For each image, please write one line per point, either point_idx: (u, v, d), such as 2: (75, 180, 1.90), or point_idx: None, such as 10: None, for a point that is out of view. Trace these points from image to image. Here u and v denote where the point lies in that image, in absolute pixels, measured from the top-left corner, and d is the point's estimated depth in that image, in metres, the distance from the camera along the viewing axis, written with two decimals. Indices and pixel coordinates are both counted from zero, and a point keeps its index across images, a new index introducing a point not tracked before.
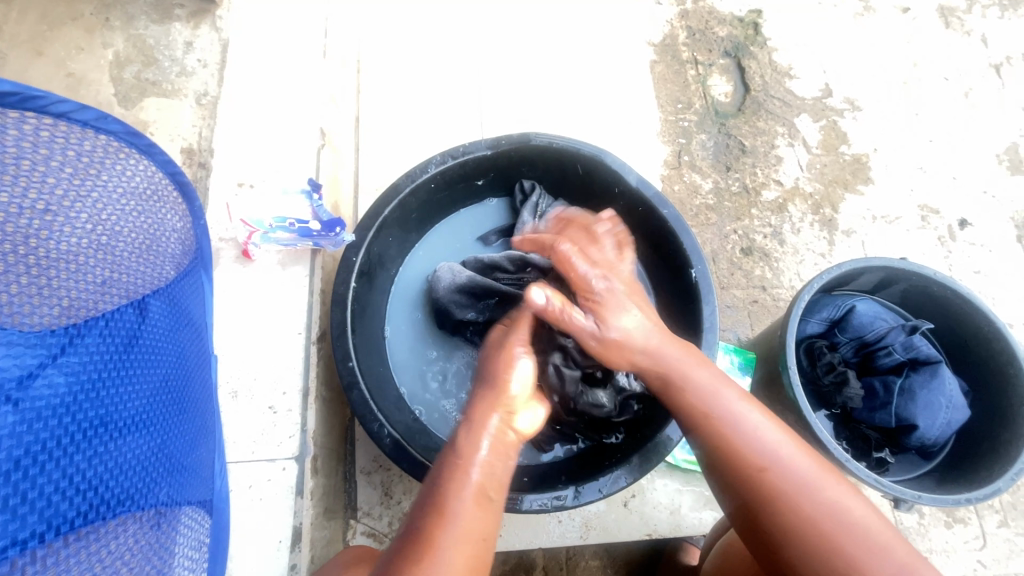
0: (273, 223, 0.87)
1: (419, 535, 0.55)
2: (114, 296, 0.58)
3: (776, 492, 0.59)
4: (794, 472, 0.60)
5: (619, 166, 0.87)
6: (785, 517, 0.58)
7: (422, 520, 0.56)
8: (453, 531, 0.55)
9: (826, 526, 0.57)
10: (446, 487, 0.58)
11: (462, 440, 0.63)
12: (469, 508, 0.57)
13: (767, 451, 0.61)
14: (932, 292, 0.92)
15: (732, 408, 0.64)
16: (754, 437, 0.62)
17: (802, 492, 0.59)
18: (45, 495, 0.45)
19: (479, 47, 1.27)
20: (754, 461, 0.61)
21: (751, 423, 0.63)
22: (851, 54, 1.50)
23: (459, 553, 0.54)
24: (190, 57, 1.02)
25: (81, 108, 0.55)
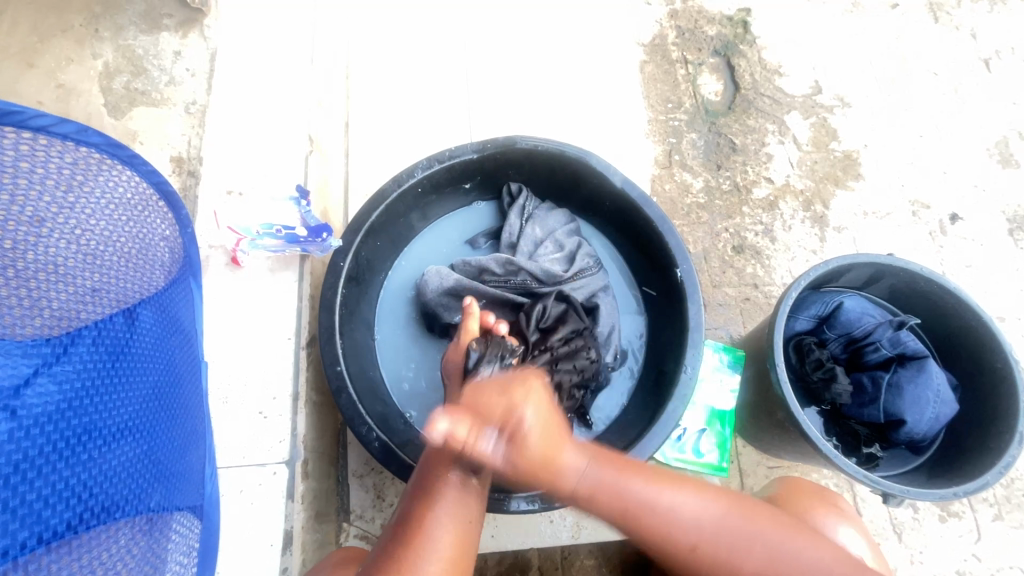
0: (260, 230, 0.88)
1: (410, 517, 0.65)
2: (103, 304, 0.59)
3: (718, 565, 0.64)
4: (722, 543, 0.64)
5: (604, 167, 0.88)
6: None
7: (411, 503, 0.67)
8: (435, 514, 0.65)
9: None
10: (431, 478, 0.68)
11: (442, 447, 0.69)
12: (450, 497, 0.66)
13: (691, 522, 0.65)
14: (919, 287, 0.93)
15: (666, 497, 0.66)
16: (673, 513, 0.65)
17: (742, 565, 0.63)
18: (28, 503, 0.46)
19: (468, 51, 1.28)
20: (684, 542, 0.64)
21: (668, 502, 0.65)
22: (840, 51, 1.51)
23: (443, 531, 0.64)
24: (178, 66, 1.03)
25: (60, 121, 0.55)
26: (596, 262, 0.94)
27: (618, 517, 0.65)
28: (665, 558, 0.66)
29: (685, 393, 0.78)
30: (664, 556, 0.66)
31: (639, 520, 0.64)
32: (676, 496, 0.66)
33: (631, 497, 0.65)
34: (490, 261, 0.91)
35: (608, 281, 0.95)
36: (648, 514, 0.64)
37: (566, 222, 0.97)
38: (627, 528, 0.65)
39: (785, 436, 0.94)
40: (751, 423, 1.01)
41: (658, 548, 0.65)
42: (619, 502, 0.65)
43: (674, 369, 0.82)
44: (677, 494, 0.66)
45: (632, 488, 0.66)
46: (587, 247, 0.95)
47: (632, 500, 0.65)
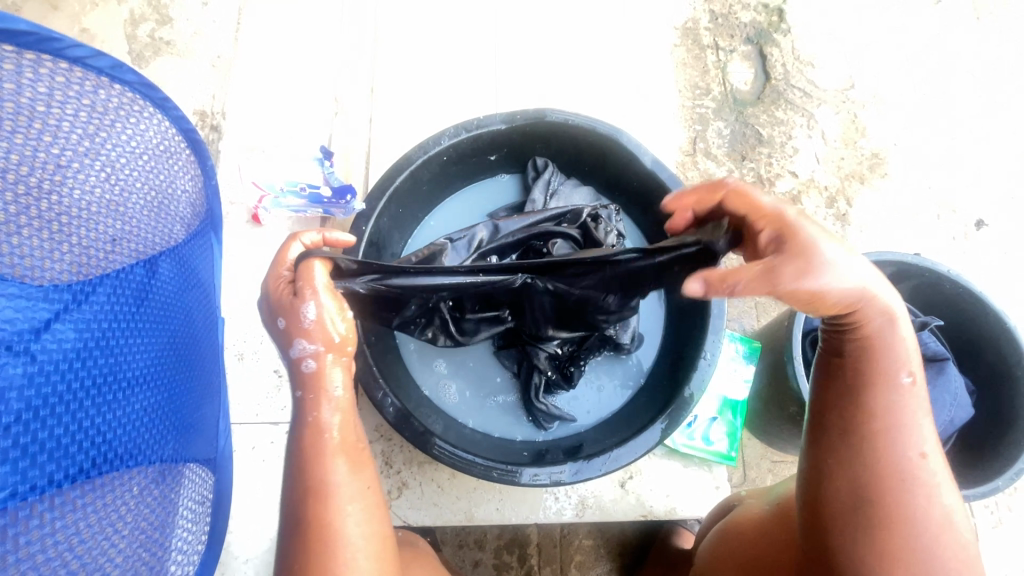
0: (283, 187, 0.87)
1: (308, 532, 0.55)
2: (126, 253, 0.57)
3: (886, 485, 0.59)
4: (906, 460, 0.60)
5: (634, 146, 0.86)
6: (874, 493, 0.60)
7: (304, 506, 0.56)
8: (331, 507, 0.56)
9: (911, 537, 0.58)
10: (310, 452, 0.58)
11: (316, 415, 0.60)
12: (346, 474, 0.58)
13: (908, 426, 0.60)
14: (943, 288, 0.91)
15: (895, 402, 0.60)
16: (906, 408, 0.60)
17: (922, 502, 0.59)
18: (40, 446, 0.44)
19: (497, 21, 1.25)
20: (895, 459, 0.60)
21: (912, 419, 0.60)
22: (876, 46, 1.47)
23: (354, 520, 0.57)
24: (204, 17, 1.01)
25: (98, 54, 0.55)
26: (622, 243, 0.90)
27: (869, 371, 0.61)
28: (868, 424, 0.61)
29: (701, 378, 0.80)
30: (868, 427, 0.61)
31: (881, 373, 0.61)
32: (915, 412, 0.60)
33: (897, 346, 0.61)
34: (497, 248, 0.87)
35: None
36: (895, 386, 0.60)
37: (591, 200, 0.95)
38: (857, 373, 0.62)
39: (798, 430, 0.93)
40: (762, 415, 1.00)
41: (890, 412, 0.60)
42: (868, 321, 0.61)
43: (691, 353, 0.82)
44: (908, 399, 0.61)
45: (889, 381, 0.61)
46: (606, 222, 0.88)
47: (885, 339, 0.61)
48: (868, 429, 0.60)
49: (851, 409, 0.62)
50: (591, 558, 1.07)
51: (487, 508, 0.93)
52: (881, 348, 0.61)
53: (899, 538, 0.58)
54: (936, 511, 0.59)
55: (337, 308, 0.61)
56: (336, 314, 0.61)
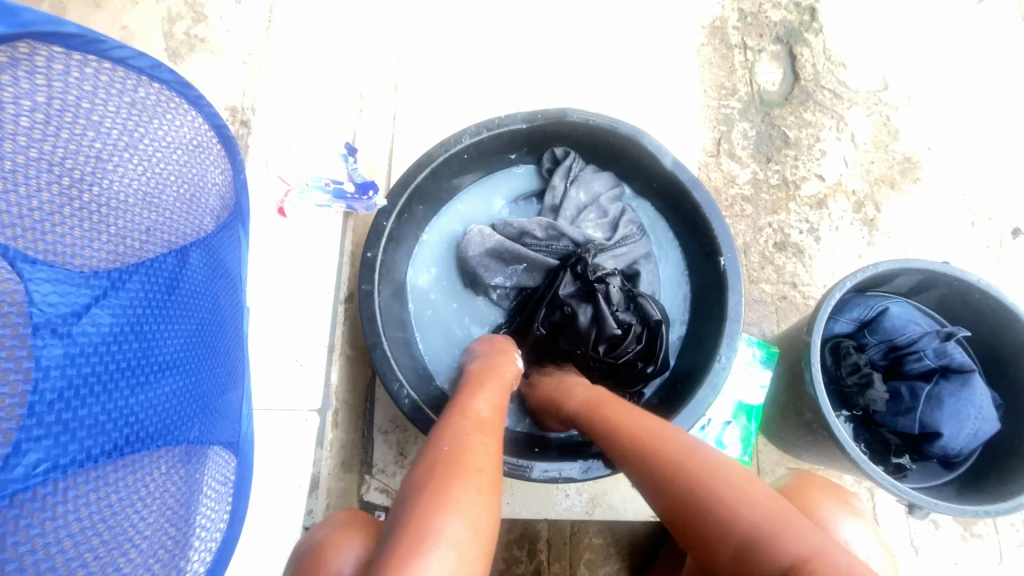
0: (309, 182, 0.90)
1: (432, 490, 0.53)
2: (158, 242, 0.60)
3: (675, 464, 0.60)
4: (665, 440, 0.64)
5: (655, 147, 0.86)
6: (654, 479, 0.61)
7: (437, 473, 0.55)
8: (471, 480, 0.54)
9: (694, 499, 0.57)
10: (456, 439, 0.61)
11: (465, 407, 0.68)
12: (483, 464, 0.57)
13: (634, 422, 0.68)
14: (972, 299, 0.89)
15: (639, 410, 0.70)
16: (622, 416, 0.70)
17: (675, 457, 0.61)
18: (79, 423, 0.46)
19: (523, 21, 1.26)
20: (645, 451, 0.64)
21: (638, 420, 0.68)
22: (913, 47, 1.42)
23: (478, 505, 0.52)
24: (238, 15, 1.03)
25: (138, 54, 0.58)
26: (638, 230, 0.94)
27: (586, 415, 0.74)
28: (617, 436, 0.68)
29: (716, 381, 0.78)
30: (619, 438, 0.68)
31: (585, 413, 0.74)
32: (641, 415, 0.70)
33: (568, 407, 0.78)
34: (533, 256, 0.90)
35: (651, 249, 0.95)
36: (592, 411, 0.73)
37: (611, 185, 0.96)
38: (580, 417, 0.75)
39: (813, 438, 0.92)
40: (778, 419, 0.99)
41: (611, 429, 0.70)
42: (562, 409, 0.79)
43: (707, 358, 0.81)
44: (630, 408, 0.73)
45: (622, 409, 0.72)
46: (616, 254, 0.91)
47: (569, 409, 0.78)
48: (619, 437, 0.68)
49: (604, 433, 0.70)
50: (601, 557, 1.08)
51: (497, 501, 0.94)
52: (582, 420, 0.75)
53: (691, 499, 0.57)
54: (717, 468, 0.59)
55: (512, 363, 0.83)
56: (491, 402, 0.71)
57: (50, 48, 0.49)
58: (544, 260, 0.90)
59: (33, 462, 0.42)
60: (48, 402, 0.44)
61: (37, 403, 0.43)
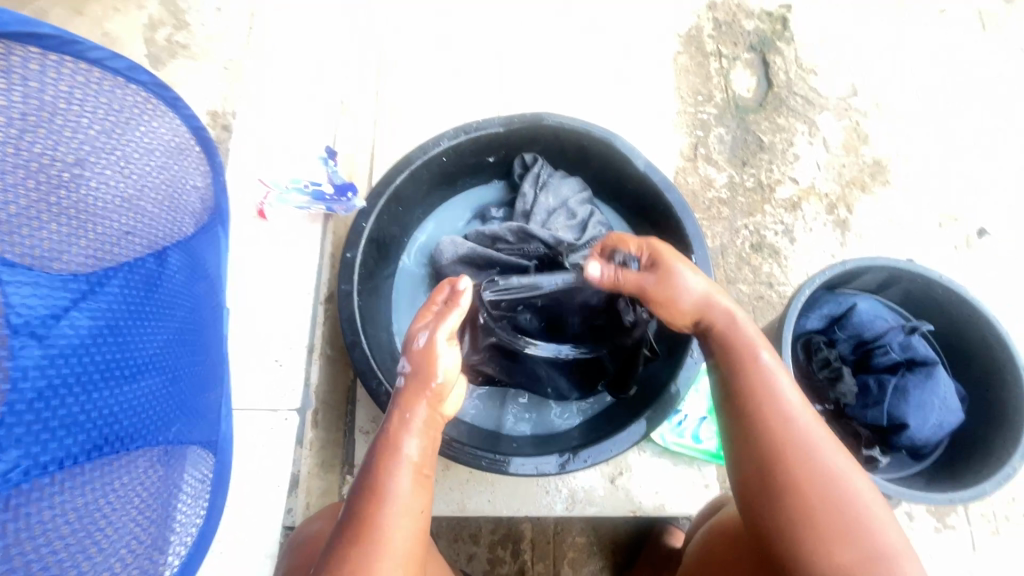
0: (288, 185, 0.91)
1: (362, 522, 0.57)
2: (138, 244, 0.61)
3: (802, 457, 0.60)
4: (809, 433, 0.62)
5: (628, 150, 0.89)
6: (795, 478, 0.60)
7: (360, 503, 0.58)
8: (389, 511, 0.58)
9: (825, 512, 0.58)
10: (380, 465, 0.61)
11: (390, 421, 0.64)
12: (406, 488, 0.60)
13: (784, 399, 0.64)
14: (934, 294, 0.92)
15: (791, 374, 0.67)
16: (773, 382, 0.65)
17: (820, 465, 0.60)
18: (61, 424, 0.47)
19: (503, 29, 1.29)
20: (790, 433, 0.62)
21: (784, 389, 0.65)
22: (880, 55, 1.48)
23: (401, 533, 0.57)
24: (219, 22, 1.05)
25: (115, 56, 0.58)
26: (607, 231, 0.96)
27: (731, 350, 0.69)
28: (761, 397, 0.65)
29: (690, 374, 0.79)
30: (766, 400, 0.64)
31: (737, 351, 0.69)
32: (787, 383, 0.66)
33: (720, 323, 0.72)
34: (504, 258, 0.90)
35: None
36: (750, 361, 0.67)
37: (578, 190, 0.98)
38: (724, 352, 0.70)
39: None
40: None
41: (752, 385, 0.65)
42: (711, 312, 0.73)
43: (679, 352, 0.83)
44: (783, 365, 0.68)
45: (765, 368, 0.67)
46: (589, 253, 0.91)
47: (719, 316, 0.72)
48: (764, 411, 0.64)
49: (739, 386, 0.67)
50: (584, 555, 1.09)
51: (478, 499, 0.95)
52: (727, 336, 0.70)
53: (825, 510, 0.58)
54: (850, 484, 0.60)
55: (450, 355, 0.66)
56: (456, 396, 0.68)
57: (26, 47, 0.50)
58: (516, 260, 0.90)
59: (11, 463, 0.43)
60: (25, 404, 0.44)
61: (15, 405, 0.43)
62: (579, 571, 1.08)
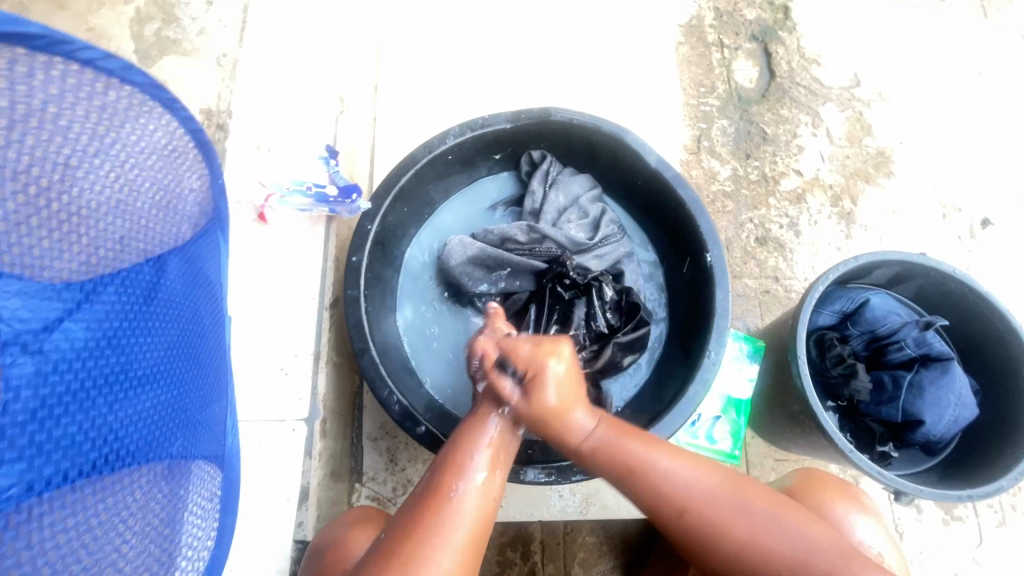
0: (290, 186, 0.88)
1: (439, 490, 0.63)
2: (133, 250, 0.57)
3: (716, 531, 0.65)
4: (711, 509, 0.66)
5: (639, 145, 0.86)
6: (724, 558, 0.65)
7: (441, 474, 0.65)
8: (466, 483, 0.64)
9: (762, 574, 0.64)
10: (460, 447, 0.68)
11: (473, 420, 0.72)
12: (483, 471, 0.66)
13: (680, 488, 0.67)
14: (947, 288, 0.91)
15: (670, 457, 0.68)
16: (665, 481, 0.67)
17: (737, 534, 0.65)
18: (55, 442, 0.44)
19: (502, 21, 1.25)
20: (692, 519, 0.66)
21: (665, 470, 0.67)
22: (882, 44, 1.46)
23: (472, 496, 0.64)
24: (210, 16, 1.00)
25: (107, 56, 0.55)
26: (619, 229, 0.94)
27: (612, 474, 0.69)
28: (646, 495, 0.68)
29: (706, 377, 0.78)
30: (653, 499, 0.67)
31: (620, 467, 0.69)
32: (672, 462, 0.69)
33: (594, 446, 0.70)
34: (515, 259, 0.89)
35: (631, 247, 0.95)
36: (641, 473, 0.68)
37: (588, 187, 0.96)
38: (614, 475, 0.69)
39: (800, 429, 0.93)
40: (765, 413, 1.00)
41: (645, 496, 0.68)
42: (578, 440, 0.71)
43: (696, 354, 0.81)
44: (660, 455, 0.69)
45: (638, 451, 0.69)
46: (602, 252, 0.91)
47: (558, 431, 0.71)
48: (669, 514, 0.67)
49: (640, 499, 0.69)
50: (595, 556, 1.08)
51: None
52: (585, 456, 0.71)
53: (755, 574, 0.64)
54: (782, 544, 0.64)
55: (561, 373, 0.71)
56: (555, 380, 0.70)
57: (13, 49, 0.46)
58: (528, 262, 0.89)
59: (9, 482, 0.40)
60: (21, 420, 0.42)
61: (8, 426, 0.41)
62: (591, 572, 1.07)
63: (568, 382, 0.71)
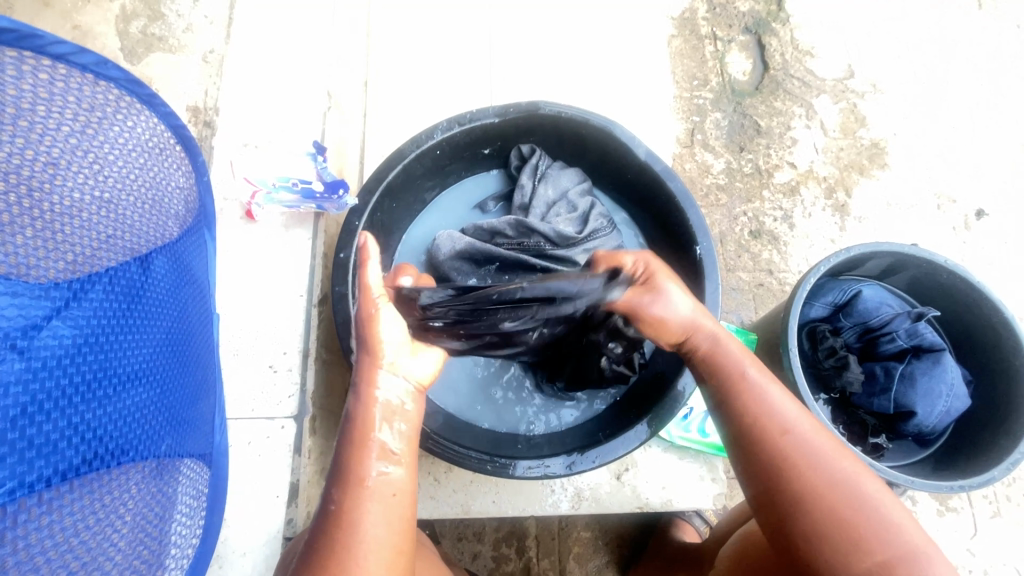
0: (276, 182, 0.86)
1: (333, 517, 0.55)
2: (121, 250, 0.57)
3: (810, 468, 0.60)
4: (815, 443, 0.62)
5: (628, 138, 0.86)
6: (810, 498, 0.59)
7: (335, 492, 0.57)
8: (357, 501, 0.56)
9: (859, 523, 0.57)
10: (352, 447, 0.59)
11: (353, 406, 0.61)
12: (377, 474, 0.58)
13: (786, 417, 0.63)
14: (939, 279, 0.91)
15: (781, 389, 0.66)
16: (772, 403, 0.64)
17: (829, 475, 0.59)
18: (36, 444, 0.44)
19: (493, 15, 1.24)
20: (787, 445, 0.62)
21: (774, 398, 0.65)
22: (877, 35, 1.45)
23: (373, 516, 0.55)
24: (197, 13, 1.00)
25: (81, 51, 0.54)
26: (608, 223, 0.93)
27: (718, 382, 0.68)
28: (751, 414, 0.64)
29: None
30: (756, 420, 0.64)
31: (724, 380, 0.67)
32: (777, 391, 0.66)
33: (725, 349, 0.69)
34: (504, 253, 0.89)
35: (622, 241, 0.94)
36: (747, 377, 0.66)
37: (578, 181, 0.95)
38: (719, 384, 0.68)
39: None
40: None
41: (743, 416, 0.65)
42: (712, 342, 0.70)
43: None
44: (771, 382, 0.67)
45: (747, 370, 0.67)
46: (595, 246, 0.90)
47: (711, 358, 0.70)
48: (774, 433, 0.62)
49: (734, 409, 0.66)
50: (590, 550, 1.08)
51: (483, 500, 0.94)
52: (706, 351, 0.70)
53: (852, 520, 0.57)
54: (868, 489, 0.59)
55: (418, 365, 0.64)
56: (404, 386, 0.63)
57: None
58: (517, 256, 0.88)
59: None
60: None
61: None
62: (585, 566, 1.07)
63: (421, 380, 0.64)
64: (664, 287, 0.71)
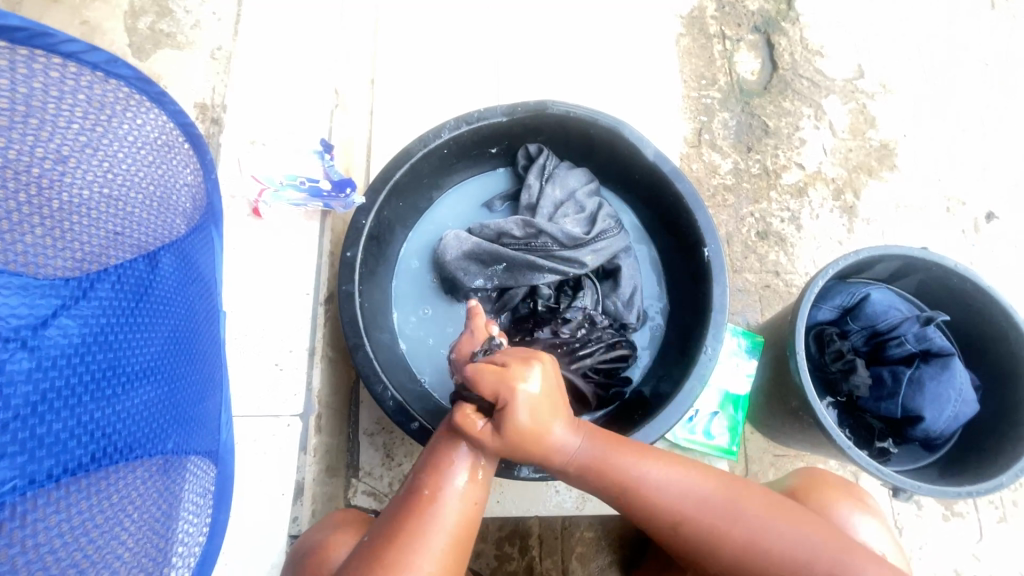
0: (283, 181, 0.87)
1: (420, 492, 0.63)
2: (127, 247, 0.57)
3: (713, 537, 0.65)
4: (701, 522, 0.65)
5: (637, 138, 0.85)
6: (735, 558, 0.65)
7: (422, 476, 0.65)
8: (446, 489, 0.63)
9: (760, 567, 0.64)
10: (445, 442, 0.68)
11: (456, 419, 0.66)
12: (462, 473, 0.65)
13: (670, 506, 0.66)
14: (949, 283, 0.90)
15: (656, 467, 0.67)
16: (654, 489, 0.66)
17: (732, 529, 0.65)
18: (44, 440, 0.44)
19: (500, 12, 1.24)
20: (689, 527, 0.66)
21: (650, 478, 0.66)
22: (887, 35, 1.44)
23: (456, 501, 0.63)
24: (204, 8, 1.00)
25: (92, 49, 0.54)
26: (616, 223, 0.93)
27: (613, 495, 0.68)
28: (643, 515, 0.67)
29: (703, 372, 0.77)
30: (648, 518, 0.67)
31: (614, 480, 0.67)
32: (653, 467, 0.67)
33: (604, 454, 0.67)
34: (512, 254, 0.88)
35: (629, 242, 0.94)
36: (630, 476, 0.66)
37: (585, 181, 0.95)
38: (615, 498, 0.68)
39: (798, 426, 0.93)
40: (764, 408, 0.99)
41: (641, 514, 0.67)
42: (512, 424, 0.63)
43: (693, 349, 0.81)
44: (648, 460, 0.67)
45: (622, 464, 0.67)
46: (603, 246, 0.89)
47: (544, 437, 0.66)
48: (665, 528, 0.66)
49: (633, 514, 0.68)
50: (592, 550, 1.08)
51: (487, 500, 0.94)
52: (538, 446, 0.66)
53: (766, 563, 0.64)
54: (767, 539, 0.64)
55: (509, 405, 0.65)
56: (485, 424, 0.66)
57: None
58: (524, 257, 0.88)
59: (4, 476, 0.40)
60: (13, 419, 0.41)
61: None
62: (588, 566, 1.07)
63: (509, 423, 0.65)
64: (518, 373, 0.64)
